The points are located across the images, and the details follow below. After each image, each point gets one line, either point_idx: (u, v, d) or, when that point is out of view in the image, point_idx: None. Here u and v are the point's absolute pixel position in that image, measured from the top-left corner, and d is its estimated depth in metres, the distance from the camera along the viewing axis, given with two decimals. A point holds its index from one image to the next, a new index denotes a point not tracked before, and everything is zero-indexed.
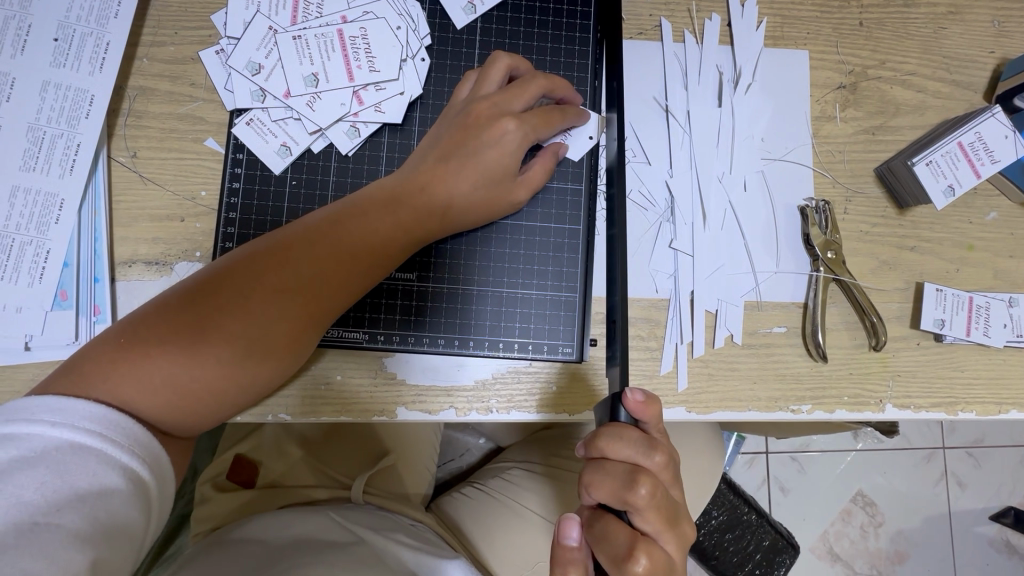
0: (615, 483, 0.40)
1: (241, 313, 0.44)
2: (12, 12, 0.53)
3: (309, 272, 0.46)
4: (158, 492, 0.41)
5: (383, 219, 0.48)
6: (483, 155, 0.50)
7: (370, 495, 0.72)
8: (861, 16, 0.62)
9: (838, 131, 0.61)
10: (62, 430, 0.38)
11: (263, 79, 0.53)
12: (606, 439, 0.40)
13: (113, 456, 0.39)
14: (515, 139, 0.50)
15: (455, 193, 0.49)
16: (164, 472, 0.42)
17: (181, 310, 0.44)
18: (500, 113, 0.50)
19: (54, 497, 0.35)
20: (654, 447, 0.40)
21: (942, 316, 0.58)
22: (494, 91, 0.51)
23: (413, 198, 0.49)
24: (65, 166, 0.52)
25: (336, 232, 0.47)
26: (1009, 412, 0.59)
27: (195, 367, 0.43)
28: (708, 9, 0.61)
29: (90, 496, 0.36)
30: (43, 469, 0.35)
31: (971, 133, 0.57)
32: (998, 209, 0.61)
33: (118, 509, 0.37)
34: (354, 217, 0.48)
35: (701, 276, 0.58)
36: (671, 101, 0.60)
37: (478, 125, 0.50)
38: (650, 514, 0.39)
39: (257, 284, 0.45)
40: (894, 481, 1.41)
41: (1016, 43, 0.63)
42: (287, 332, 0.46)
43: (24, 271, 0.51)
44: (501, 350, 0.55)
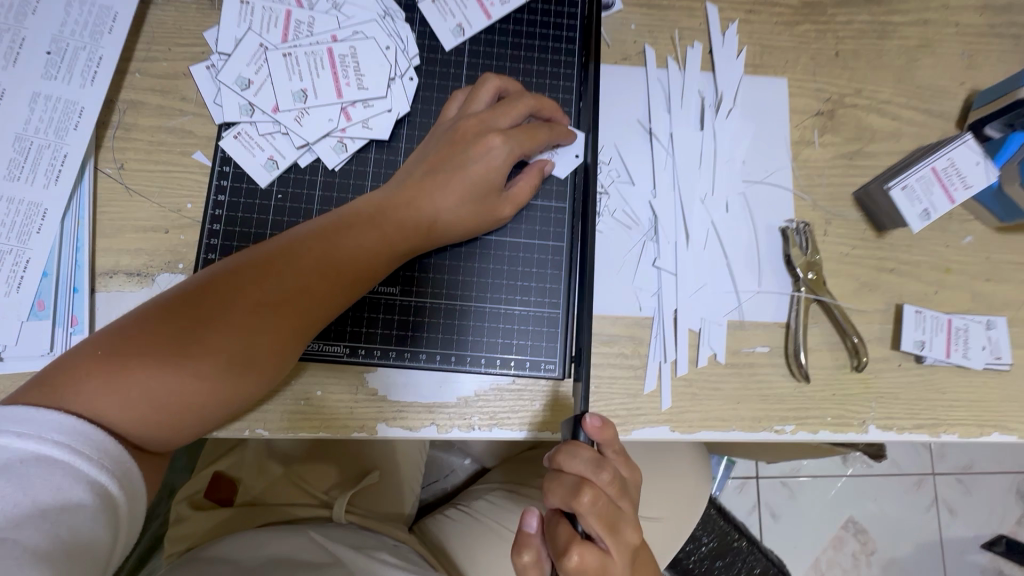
0: (561, 491, 0.40)
1: (224, 324, 0.44)
2: (7, 25, 0.54)
3: (294, 283, 0.46)
4: (127, 507, 0.40)
5: (370, 232, 0.49)
6: (471, 169, 0.50)
7: (352, 515, 0.70)
8: (837, 47, 0.65)
9: (817, 156, 0.62)
10: (30, 442, 0.37)
11: (252, 93, 0.54)
12: (559, 452, 0.41)
13: (80, 469, 0.38)
14: (502, 155, 0.51)
15: (442, 207, 0.50)
16: (134, 487, 0.41)
17: (162, 320, 0.43)
18: (488, 130, 0.51)
19: (15, 511, 0.34)
20: (602, 464, 0.40)
21: (921, 337, 0.58)
22: (483, 110, 0.52)
23: (400, 212, 0.50)
24: (51, 176, 0.52)
25: (323, 244, 0.47)
26: (990, 435, 0.60)
27: (174, 379, 0.42)
28: (690, 37, 0.63)
29: (54, 510, 0.35)
30: (6, 481, 0.34)
31: (944, 159, 0.58)
32: (974, 233, 0.62)
33: (85, 524, 0.36)
34: (341, 230, 0.49)
35: (684, 294, 0.59)
36: (654, 124, 0.61)
37: (466, 141, 0.51)
38: (592, 524, 0.39)
39: (241, 296, 0.45)
40: (886, 508, 1.40)
41: (985, 75, 0.66)
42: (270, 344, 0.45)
43: (3, 280, 0.51)
44: (483, 366, 0.55)
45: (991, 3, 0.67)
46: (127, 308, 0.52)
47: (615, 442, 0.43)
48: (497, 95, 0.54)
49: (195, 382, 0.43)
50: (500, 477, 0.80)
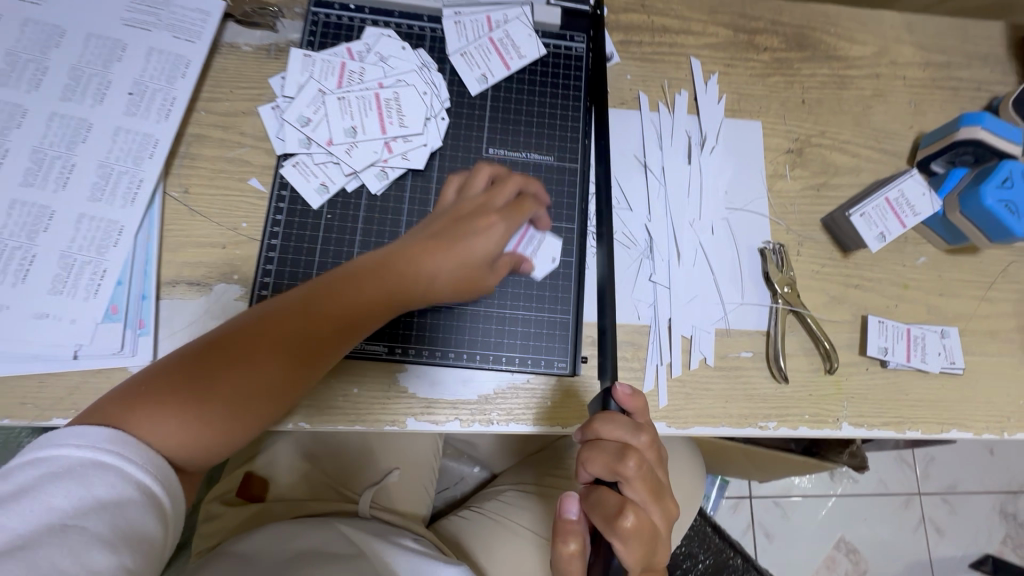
0: (606, 456, 0.39)
1: (246, 371, 0.48)
2: (96, 70, 0.63)
3: (309, 339, 0.51)
4: (174, 508, 0.43)
5: (378, 293, 0.53)
6: (472, 242, 0.56)
7: (375, 510, 0.78)
8: (803, 96, 0.75)
9: (788, 187, 0.72)
10: (85, 449, 0.40)
11: (310, 129, 0.63)
12: (600, 418, 0.40)
13: (131, 472, 0.41)
14: (501, 232, 0.56)
15: (439, 274, 0.55)
16: (178, 492, 0.44)
17: (189, 365, 0.47)
18: (488, 209, 0.57)
19: (79, 503, 0.38)
20: (640, 427, 0.41)
21: (885, 344, 0.67)
22: (481, 188, 0.59)
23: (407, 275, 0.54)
24: (128, 198, 0.60)
25: (336, 304, 0.52)
26: (950, 432, 0.67)
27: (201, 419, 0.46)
28: (678, 86, 0.74)
29: (111, 504, 0.39)
30: (68, 481, 0.38)
31: (895, 190, 0.68)
32: (927, 254, 0.72)
33: (138, 517, 0.39)
34: (353, 289, 0.53)
35: (677, 305, 0.67)
36: (648, 158, 0.71)
37: (467, 215, 0.57)
38: (639, 485, 0.38)
39: (261, 347, 0.49)
40: (875, 530, 1.62)
41: (929, 120, 0.77)
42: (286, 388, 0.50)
43: (82, 287, 0.57)
44: (504, 364, 0.62)
45: (932, 60, 0.79)
46: (190, 315, 0.60)
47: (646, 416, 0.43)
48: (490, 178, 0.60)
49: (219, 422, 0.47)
50: (510, 479, 0.87)
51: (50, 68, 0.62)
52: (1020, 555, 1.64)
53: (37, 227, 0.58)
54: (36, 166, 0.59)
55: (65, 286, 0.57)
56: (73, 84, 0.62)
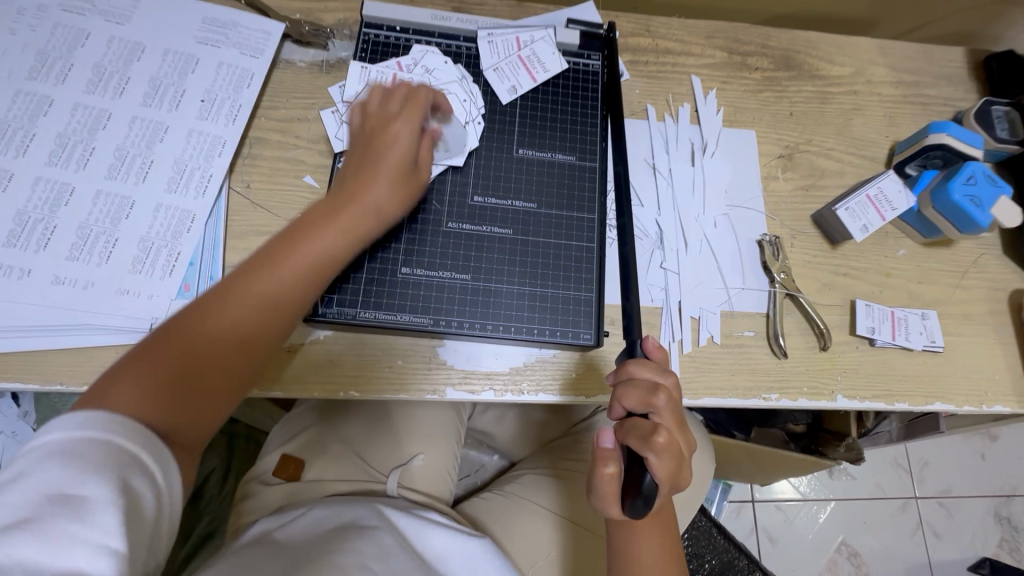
0: (640, 393, 0.46)
1: (192, 337, 0.52)
2: (172, 81, 0.71)
3: (253, 294, 0.54)
4: (166, 477, 0.45)
5: (312, 240, 0.58)
6: (386, 160, 0.62)
7: (402, 490, 0.82)
8: (791, 109, 0.85)
9: (781, 188, 0.81)
10: (73, 424, 0.42)
11: None
12: (634, 362, 0.47)
13: (119, 444, 0.43)
14: (409, 130, 0.63)
15: (375, 198, 0.61)
16: (167, 460, 0.45)
17: (142, 349, 0.51)
18: (388, 124, 0.63)
19: (76, 471, 0.39)
20: (668, 370, 0.48)
21: (872, 324, 0.74)
22: (375, 108, 0.65)
23: (337, 215, 0.59)
24: (200, 190, 0.68)
25: (268, 262, 0.56)
26: (934, 404, 0.74)
27: (166, 383, 0.50)
28: (680, 100, 0.83)
29: (106, 469, 0.40)
30: (62, 456, 0.40)
31: (874, 188, 0.77)
32: (906, 246, 0.80)
33: (130, 483, 0.41)
34: (284, 242, 0.57)
35: (686, 290, 0.74)
36: (657, 161, 0.80)
37: (376, 137, 0.63)
38: (669, 416, 0.45)
39: (206, 314, 0.53)
40: (876, 535, 1.66)
41: (903, 130, 0.87)
42: (246, 342, 0.54)
43: (159, 267, 0.64)
44: (536, 335, 0.67)
45: (903, 79, 0.90)
46: None
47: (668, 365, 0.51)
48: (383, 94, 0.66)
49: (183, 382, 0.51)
50: (527, 463, 0.93)
51: (132, 78, 0.70)
52: (1017, 558, 1.67)
53: (120, 215, 0.65)
54: (119, 163, 0.67)
55: (144, 266, 0.64)
56: (152, 92, 0.70)
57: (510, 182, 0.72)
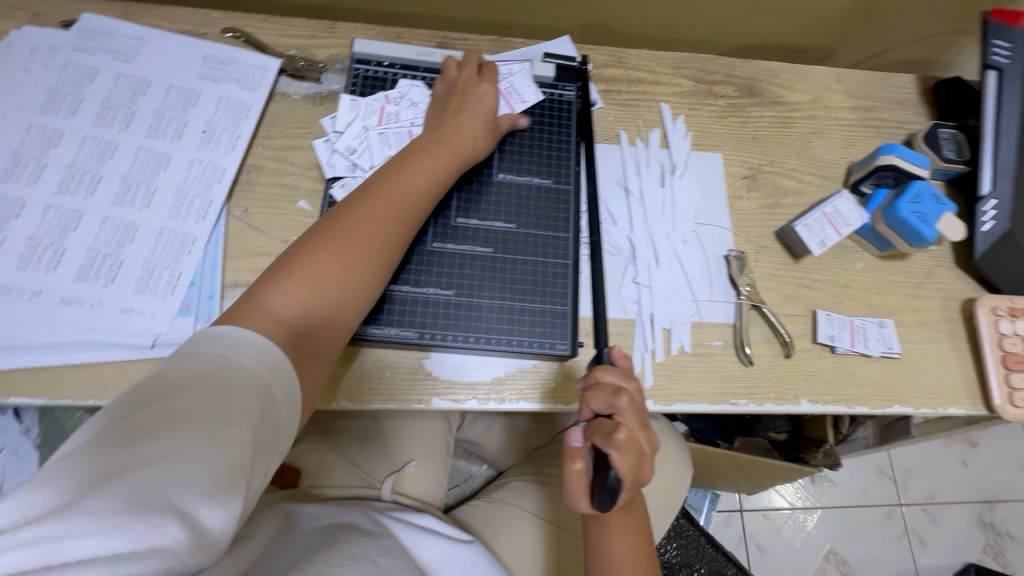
0: (605, 395, 0.50)
1: (345, 234, 0.62)
2: (176, 113, 0.76)
3: (385, 205, 0.65)
4: (285, 414, 0.51)
5: (418, 168, 0.69)
6: (477, 108, 0.75)
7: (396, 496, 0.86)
8: (754, 133, 0.92)
9: (746, 206, 0.87)
10: (226, 345, 0.50)
11: (355, 157, 0.76)
12: (599, 367, 0.52)
13: (258, 377, 0.49)
14: (492, 92, 0.77)
15: (467, 137, 0.73)
16: (291, 392, 0.52)
17: (298, 247, 0.61)
18: (475, 83, 0.77)
19: (218, 398, 0.46)
20: (631, 375, 0.52)
21: (832, 332, 0.80)
22: (457, 74, 0.79)
23: (446, 145, 0.72)
24: (201, 215, 0.72)
25: (397, 181, 0.67)
26: (893, 407, 0.79)
27: (328, 275, 0.60)
28: (651, 126, 0.89)
29: (244, 402, 0.47)
30: (211, 380, 0.47)
31: (830, 206, 0.83)
32: (864, 259, 0.86)
33: (255, 419, 0.47)
34: (406, 164, 0.69)
35: (658, 302, 0.79)
36: (629, 182, 0.85)
37: (466, 93, 0.76)
38: (630, 416, 0.50)
39: (356, 217, 0.64)
40: (863, 542, 1.69)
41: (859, 152, 0.93)
42: (388, 248, 0.65)
43: (161, 287, 0.69)
44: (515, 347, 0.71)
45: (858, 104, 0.96)
46: None
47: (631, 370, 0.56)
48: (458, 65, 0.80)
49: (340, 273, 0.61)
50: (514, 471, 0.97)
51: (138, 112, 0.76)
52: (1001, 563, 1.70)
53: (125, 238, 0.70)
54: (125, 190, 0.72)
55: (147, 286, 0.68)
56: (156, 124, 0.75)
57: (491, 203, 0.77)
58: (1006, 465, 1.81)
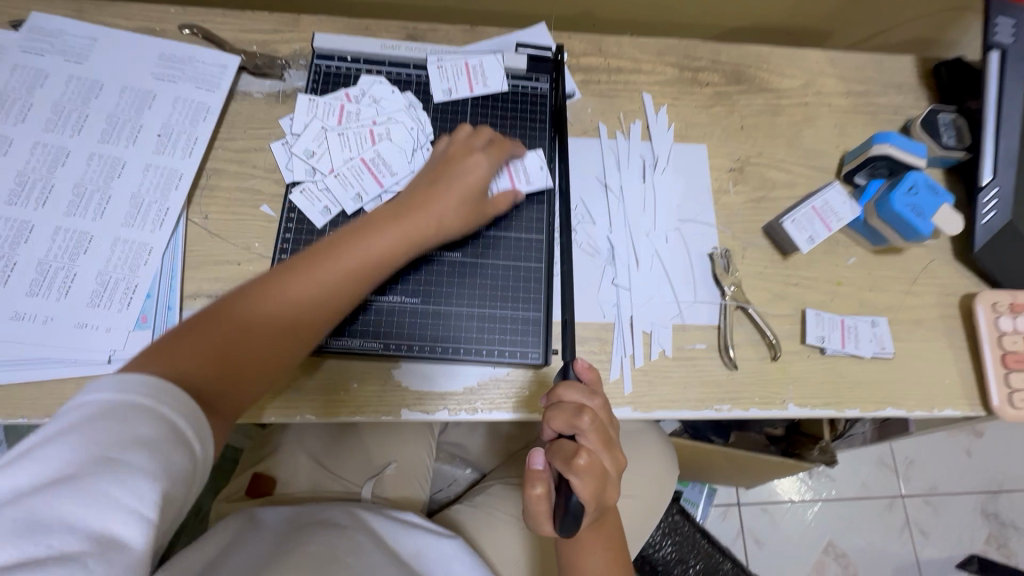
0: (566, 414, 0.48)
1: (279, 295, 0.56)
2: (130, 117, 0.73)
3: (330, 276, 0.58)
4: (200, 444, 0.45)
5: (381, 237, 0.61)
6: (461, 182, 0.67)
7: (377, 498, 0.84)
8: (741, 123, 0.87)
9: (732, 200, 0.83)
10: (115, 393, 0.43)
11: (314, 160, 0.73)
12: (561, 384, 0.49)
13: (156, 413, 0.43)
14: (486, 165, 0.69)
15: (447, 209, 0.65)
16: (203, 435, 0.46)
17: (219, 309, 0.54)
18: (472, 151, 0.69)
19: (123, 436, 0.40)
20: (595, 391, 0.49)
21: (822, 333, 0.76)
22: (463, 136, 0.71)
23: (418, 209, 0.64)
24: (157, 223, 0.70)
25: (349, 248, 0.60)
26: (885, 409, 0.76)
27: (239, 338, 0.53)
28: (632, 117, 0.85)
29: (149, 438, 0.41)
30: (110, 418, 0.41)
31: (819, 200, 0.79)
32: (857, 255, 0.82)
33: (167, 453, 0.41)
34: (370, 226, 0.62)
35: (638, 305, 0.76)
36: (608, 179, 0.81)
37: (458, 162, 0.68)
38: (593, 437, 0.47)
39: (296, 273, 0.57)
40: (863, 535, 1.66)
41: (853, 140, 0.88)
42: (313, 319, 0.57)
43: (116, 300, 0.66)
44: (485, 356, 0.69)
45: (853, 89, 0.91)
46: None
47: (598, 380, 0.53)
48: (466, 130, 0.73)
49: (252, 338, 0.54)
50: (496, 474, 0.94)
51: (91, 116, 0.72)
52: (1004, 554, 1.67)
53: (78, 250, 0.67)
54: (77, 199, 0.69)
55: (101, 300, 0.66)
56: (110, 129, 0.72)
57: None
58: (1012, 454, 1.77)
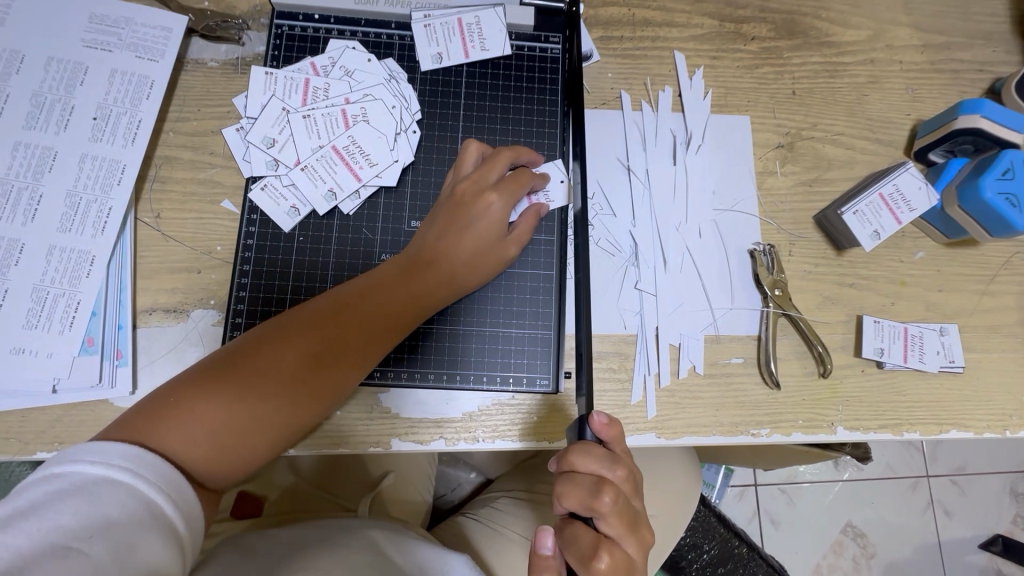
0: (582, 492, 0.45)
1: (276, 371, 0.49)
2: (58, 95, 0.61)
3: (321, 344, 0.51)
4: (187, 529, 0.42)
5: (383, 296, 0.54)
6: (475, 230, 0.57)
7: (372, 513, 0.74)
8: (793, 87, 0.72)
9: (779, 184, 0.70)
10: (98, 463, 0.40)
11: (276, 150, 0.63)
12: (576, 454, 0.46)
13: (146, 489, 0.41)
14: (501, 208, 0.58)
15: (457, 261, 0.57)
16: (139, 548, 0.38)
17: (201, 378, 0.48)
18: (484, 188, 0.58)
19: (88, 522, 0.37)
20: (617, 462, 0.46)
21: (881, 345, 0.65)
22: (472, 169, 0.60)
23: (423, 272, 0.56)
24: (98, 227, 0.59)
25: (346, 309, 0.53)
26: (948, 432, 0.65)
27: (230, 423, 0.47)
28: (661, 83, 0.71)
29: (117, 526, 0.38)
30: (78, 499, 0.38)
31: (890, 185, 0.66)
32: (925, 248, 0.69)
33: (143, 541, 0.38)
34: (374, 290, 0.54)
35: (664, 313, 0.65)
36: (632, 161, 0.69)
37: (467, 203, 0.58)
38: (613, 521, 0.44)
39: (295, 341, 0.50)
40: (883, 513, 1.46)
41: (928, 106, 0.73)
42: (311, 402, 0.50)
43: (56, 320, 0.57)
44: (486, 383, 0.61)
45: (930, 41, 0.75)
46: (168, 343, 0.59)
47: (622, 442, 0.48)
48: (481, 155, 0.61)
49: (243, 423, 0.47)
50: (500, 486, 0.85)
51: (11, 94, 0.60)
52: None
53: (8, 260, 0.57)
54: (3, 199, 0.58)
55: (39, 321, 0.57)
56: (35, 111, 0.60)
57: None
58: None
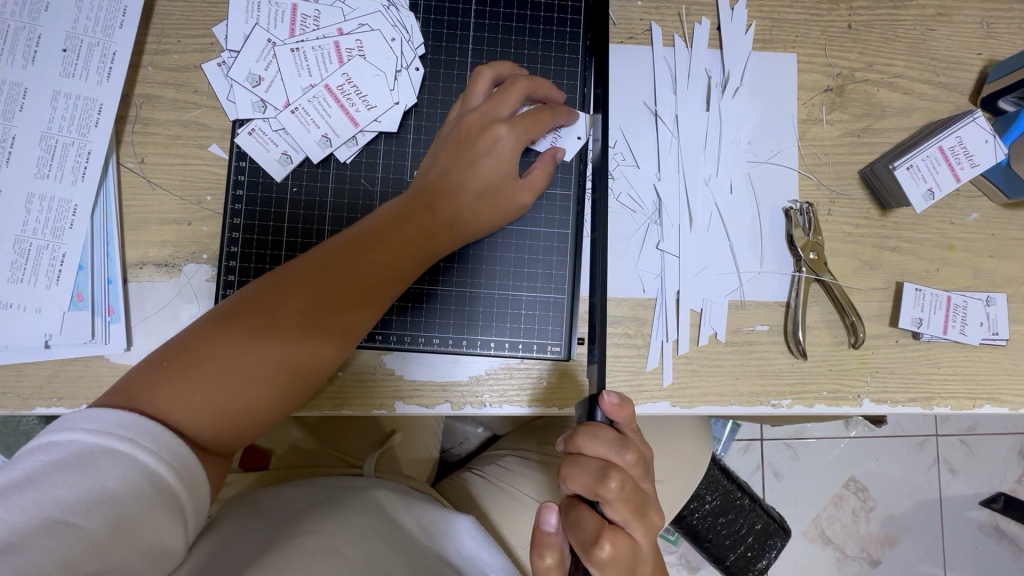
0: (588, 476, 0.44)
1: (273, 328, 0.46)
2: (23, 23, 0.55)
3: (321, 297, 0.47)
4: (190, 498, 0.40)
5: (386, 246, 0.50)
6: (484, 169, 0.52)
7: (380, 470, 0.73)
8: (849, 19, 0.63)
9: (824, 133, 0.62)
10: (95, 434, 0.37)
11: (263, 90, 0.57)
12: (583, 436, 0.45)
13: (146, 460, 0.38)
14: (513, 144, 0.52)
15: (464, 203, 0.52)
16: (139, 523, 0.36)
17: (197, 337, 0.45)
18: (492, 123, 0.52)
19: (85, 496, 0.35)
20: (625, 446, 0.45)
21: (919, 315, 0.60)
22: (481, 102, 0.54)
23: (428, 218, 0.51)
24: (77, 173, 0.55)
25: (345, 260, 0.49)
26: (982, 407, 0.62)
27: (230, 382, 0.44)
28: (697, 14, 0.63)
29: (116, 500, 0.36)
30: (75, 470, 0.36)
31: (951, 137, 0.59)
32: (980, 209, 0.62)
33: (143, 514, 0.36)
34: (375, 240, 0.50)
35: (686, 276, 0.60)
36: (660, 105, 0.62)
37: (475, 141, 0.52)
38: (620, 506, 0.43)
39: (294, 295, 0.47)
40: (888, 469, 1.25)
41: (1003, 44, 0.64)
42: (314, 358, 0.47)
43: (42, 273, 0.54)
44: (493, 349, 0.58)
45: None
46: (160, 300, 0.56)
47: (631, 424, 0.47)
48: (491, 85, 0.55)
49: (243, 385, 0.44)
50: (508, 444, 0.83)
51: None
52: None
53: None
54: None
55: (25, 274, 0.54)
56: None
57: None
58: None
